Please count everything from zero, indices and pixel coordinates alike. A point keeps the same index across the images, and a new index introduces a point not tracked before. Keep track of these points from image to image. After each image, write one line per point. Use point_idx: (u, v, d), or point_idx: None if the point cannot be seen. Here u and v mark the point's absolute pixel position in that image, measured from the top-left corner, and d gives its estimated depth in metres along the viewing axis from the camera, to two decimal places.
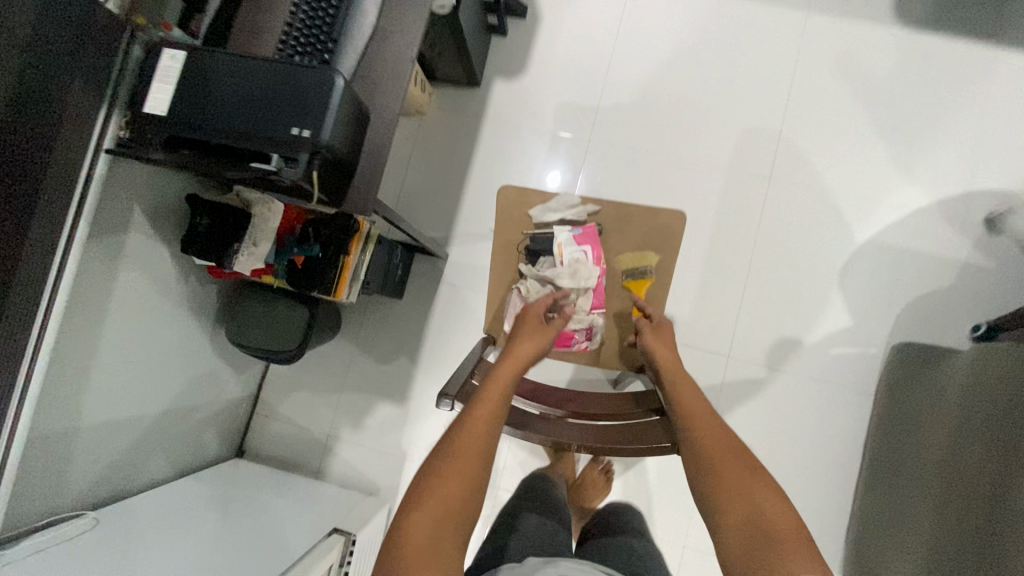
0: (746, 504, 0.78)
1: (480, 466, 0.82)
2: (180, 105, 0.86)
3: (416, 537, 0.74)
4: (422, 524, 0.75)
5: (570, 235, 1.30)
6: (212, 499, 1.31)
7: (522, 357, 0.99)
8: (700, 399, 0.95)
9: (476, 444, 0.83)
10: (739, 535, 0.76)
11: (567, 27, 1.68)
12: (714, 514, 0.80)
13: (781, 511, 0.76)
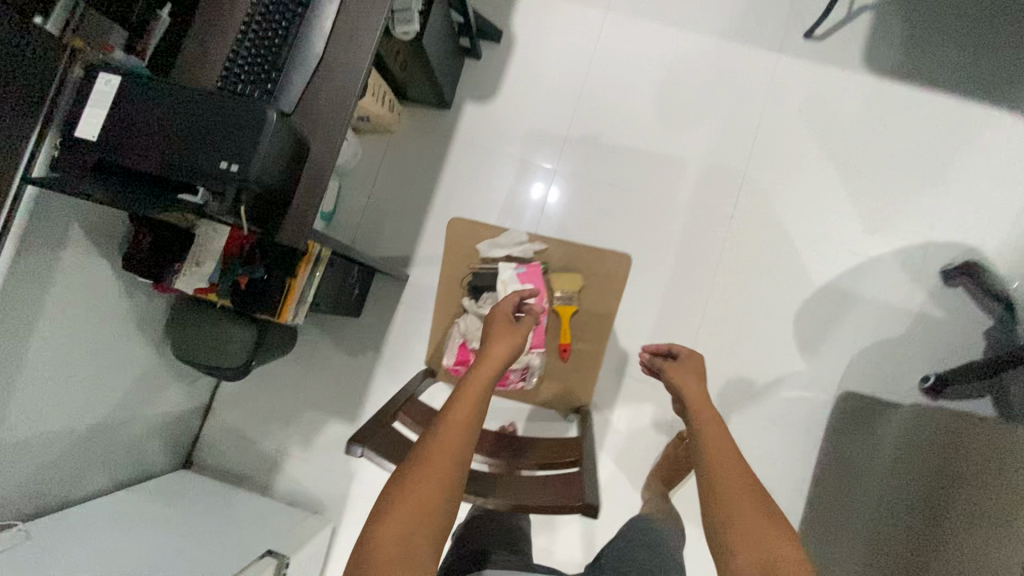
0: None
1: (453, 477, 0.71)
2: (111, 131, 0.85)
3: (380, 552, 0.64)
4: (388, 536, 0.66)
5: (514, 272, 1.12)
6: (146, 513, 1.29)
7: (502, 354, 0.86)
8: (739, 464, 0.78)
9: (449, 450, 0.73)
10: None
11: (541, 53, 1.68)
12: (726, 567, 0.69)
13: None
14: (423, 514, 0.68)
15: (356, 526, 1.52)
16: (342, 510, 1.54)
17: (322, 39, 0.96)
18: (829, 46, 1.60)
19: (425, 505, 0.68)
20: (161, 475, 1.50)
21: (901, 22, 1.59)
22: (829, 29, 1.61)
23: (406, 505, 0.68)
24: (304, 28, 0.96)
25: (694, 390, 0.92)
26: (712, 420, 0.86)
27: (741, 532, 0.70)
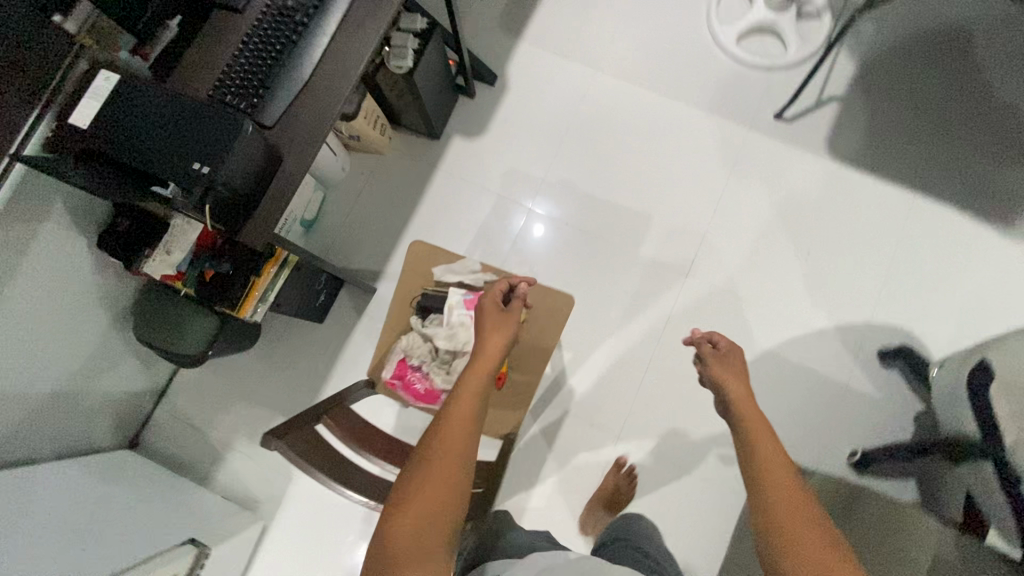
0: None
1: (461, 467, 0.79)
2: (100, 121, 0.93)
3: (401, 541, 0.70)
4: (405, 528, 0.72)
5: (461, 296, 1.15)
6: (83, 485, 1.32)
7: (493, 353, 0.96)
8: (779, 453, 0.86)
9: (454, 447, 0.80)
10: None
11: (531, 99, 1.80)
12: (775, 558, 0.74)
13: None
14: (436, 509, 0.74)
15: (288, 528, 1.55)
16: (276, 510, 1.56)
17: (308, 67, 1.06)
18: (796, 128, 1.72)
19: (435, 498, 0.75)
20: (105, 452, 1.53)
21: (864, 115, 1.71)
22: (797, 113, 1.73)
23: (417, 504, 0.73)
24: (295, 53, 1.06)
25: (737, 389, 0.98)
26: (756, 418, 0.92)
27: (786, 513, 0.77)
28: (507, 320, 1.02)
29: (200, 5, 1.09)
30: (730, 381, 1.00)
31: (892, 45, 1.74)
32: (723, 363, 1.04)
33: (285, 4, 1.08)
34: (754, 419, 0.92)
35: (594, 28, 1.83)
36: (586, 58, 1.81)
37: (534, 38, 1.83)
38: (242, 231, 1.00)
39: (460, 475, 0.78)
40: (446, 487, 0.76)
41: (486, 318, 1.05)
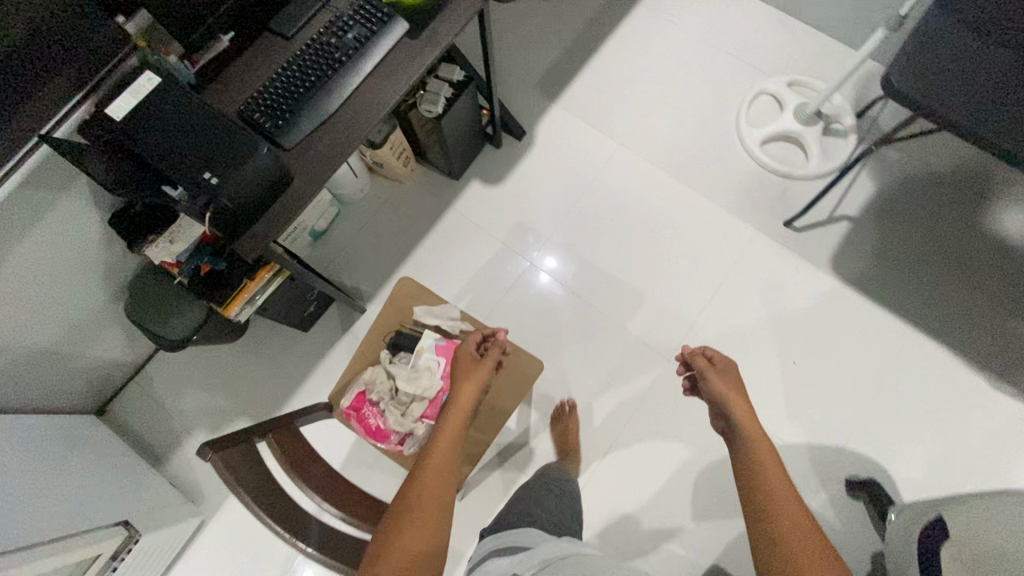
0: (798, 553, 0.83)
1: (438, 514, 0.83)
2: (133, 116, 1.00)
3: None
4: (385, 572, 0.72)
5: (434, 342, 1.18)
6: (41, 440, 1.35)
7: (462, 406, 1.04)
8: (776, 462, 0.98)
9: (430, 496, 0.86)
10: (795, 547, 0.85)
11: (553, 160, 1.86)
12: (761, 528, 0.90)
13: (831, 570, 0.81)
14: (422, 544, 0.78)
15: (224, 529, 1.54)
16: (218, 506, 1.56)
17: (336, 103, 1.13)
18: (803, 239, 1.74)
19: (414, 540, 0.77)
20: (70, 413, 1.56)
21: (873, 239, 1.72)
22: (807, 225, 1.75)
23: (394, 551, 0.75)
24: (329, 88, 1.14)
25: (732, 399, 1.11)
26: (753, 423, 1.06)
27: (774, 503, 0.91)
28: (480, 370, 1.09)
29: (253, 24, 1.17)
30: (731, 398, 1.12)
31: (913, 177, 1.77)
32: (722, 378, 1.16)
33: (329, 41, 1.16)
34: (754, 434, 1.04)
35: (627, 105, 1.90)
36: (614, 131, 1.88)
37: (568, 103, 1.91)
38: (238, 241, 1.05)
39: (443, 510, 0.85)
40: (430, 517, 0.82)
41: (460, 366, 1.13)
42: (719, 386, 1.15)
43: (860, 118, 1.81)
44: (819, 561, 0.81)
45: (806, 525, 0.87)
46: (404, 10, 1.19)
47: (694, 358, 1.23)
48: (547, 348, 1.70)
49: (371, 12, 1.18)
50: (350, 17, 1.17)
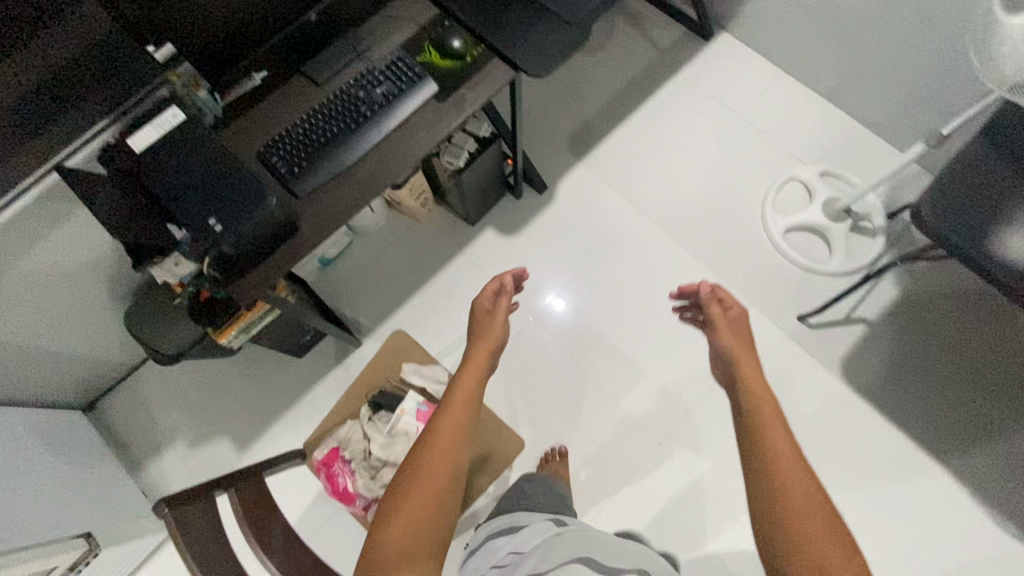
0: (798, 516, 0.72)
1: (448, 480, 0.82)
2: (153, 151, 1.01)
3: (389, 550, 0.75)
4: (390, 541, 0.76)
5: (416, 405, 1.15)
6: (22, 437, 1.36)
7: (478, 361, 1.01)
8: (775, 404, 0.84)
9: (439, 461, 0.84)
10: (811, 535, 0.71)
11: (571, 219, 1.85)
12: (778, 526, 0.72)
13: (829, 540, 0.71)
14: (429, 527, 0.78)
15: None
16: None
17: (353, 157, 1.13)
18: (815, 336, 1.68)
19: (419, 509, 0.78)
20: (57, 408, 1.57)
21: (889, 348, 1.66)
22: (822, 322, 1.69)
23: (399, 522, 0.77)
24: (349, 141, 1.13)
25: (736, 349, 0.97)
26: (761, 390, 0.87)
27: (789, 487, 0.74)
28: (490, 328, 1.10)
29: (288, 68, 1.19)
30: (737, 350, 0.97)
31: (940, 287, 1.70)
32: (731, 328, 1.02)
33: (357, 94, 1.16)
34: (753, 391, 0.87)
35: (653, 174, 1.89)
36: (636, 199, 1.86)
37: (595, 165, 1.90)
38: (235, 283, 1.06)
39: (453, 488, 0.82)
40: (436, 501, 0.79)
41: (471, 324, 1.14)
42: (724, 331, 1.01)
43: (891, 220, 1.76)
44: (804, 509, 0.72)
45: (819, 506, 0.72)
46: (436, 73, 1.19)
47: (706, 303, 1.06)
48: (535, 410, 1.67)
49: (402, 70, 1.18)
50: (382, 72, 1.18)
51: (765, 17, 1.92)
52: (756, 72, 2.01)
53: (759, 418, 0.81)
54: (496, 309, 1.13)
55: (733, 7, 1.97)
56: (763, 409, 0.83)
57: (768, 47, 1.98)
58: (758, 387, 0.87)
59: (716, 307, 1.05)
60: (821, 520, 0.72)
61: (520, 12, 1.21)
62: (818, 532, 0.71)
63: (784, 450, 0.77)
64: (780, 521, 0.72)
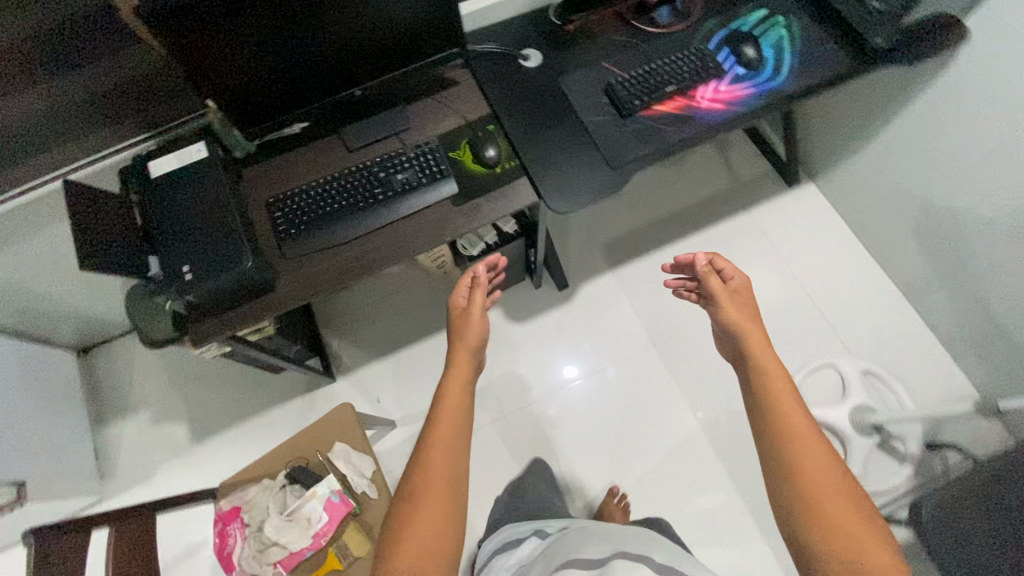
0: (822, 494, 0.71)
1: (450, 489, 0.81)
2: (162, 181, 1.04)
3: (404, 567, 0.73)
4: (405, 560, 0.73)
5: (326, 494, 1.13)
6: (12, 369, 1.46)
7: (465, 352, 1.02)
8: (788, 383, 0.82)
9: (438, 470, 0.82)
10: (842, 515, 0.69)
11: (580, 326, 1.79)
12: (795, 506, 0.71)
13: (857, 514, 0.69)
14: (435, 532, 0.77)
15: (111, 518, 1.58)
16: (119, 491, 1.61)
17: (351, 235, 1.12)
18: None
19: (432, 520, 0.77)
20: (55, 346, 1.68)
21: None
22: None
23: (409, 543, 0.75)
24: (353, 217, 1.13)
25: (748, 326, 0.91)
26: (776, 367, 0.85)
27: (804, 470, 0.72)
28: (472, 321, 1.07)
29: (325, 128, 1.21)
30: (742, 324, 0.92)
31: None
32: (737, 300, 0.97)
33: (377, 174, 1.15)
34: (760, 369, 0.85)
35: (679, 310, 1.79)
36: (654, 330, 1.78)
37: (624, 280, 1.83)
38: (197, 323, 1.07)
39: (455, 491, 0.82)
40: (444, 502, 0.79)
41: (454, 315, 1.11)
42: (727, 309, 0.94)
43: (927, 451, 1.54)
44: (826, 481, 0.71)
45: (835, 468, 0.72)
46: (461, 174, 1.16)
47: (706, 276, 1.00)
48: (476, 511, 1.60)
49: (429, 163, 1.15)
50: (409, 158, 1.16)
51: (854, 186, 1.77)
52: (832, 237, 1.85)
53: (771, 412, 0.79)
54: (472, 304, 1.09)
55: (826, 163, 1.83)
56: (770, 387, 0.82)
57: (851, 215, 1.82)
58: (769, 366, 0.85)
59: (712, 274, 1.01)
60: (846, 504, 0.70)
61: (565, 140, 1.17)
62: (848, 511, 0.69)
63: (796, 424, 0.77)
64: (809, 517, 0.70)
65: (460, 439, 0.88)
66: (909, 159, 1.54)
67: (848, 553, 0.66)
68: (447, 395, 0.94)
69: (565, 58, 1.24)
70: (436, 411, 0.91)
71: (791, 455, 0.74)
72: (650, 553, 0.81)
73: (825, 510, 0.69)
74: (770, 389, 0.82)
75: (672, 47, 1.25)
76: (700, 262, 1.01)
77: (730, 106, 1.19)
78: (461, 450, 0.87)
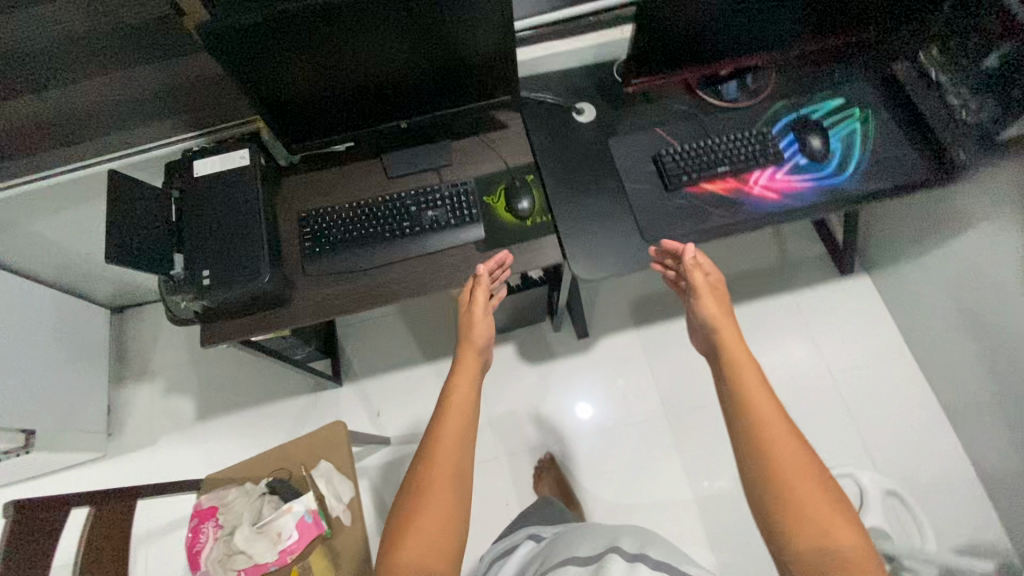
0: (792, 485, 0.72)
1: (454, 487, 0.81)
2: (202, 183, 1.07)
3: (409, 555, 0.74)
4: (412, 549, 0.75)
5: (301, 512, 1.12)
6: (49, 319, 1.55)
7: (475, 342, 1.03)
8: (761, 378, 0.83)
9: (442, 461, 0.83)
10: (813, 500, 0.71)
11: (592, 377, 1.75)
12: (766, 499, 0.73)
13: (825, 499, 0.71)
14: (437, 530, 0.76)
15: (110, 474, 1.65)
16: (122, 450, 1.68)
17: (371, 261, 1.12)
18: None
19: (434, 513, 0.78)
20: (93, 301, 1.77)
21: None
22: None
23: (413, 532, 0.76)
24: (378, 244, 1.13)
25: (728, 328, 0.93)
26: (751, 369, 0.85)
27: (778, 462, 0.74)
28: (476, 317, 1.04)
29: (369, 150, 1.22)
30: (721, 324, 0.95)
31: None
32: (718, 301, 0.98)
33: (409, 205, 1.15)
34: (733, 367, 0.86)
35: (698, 382, 1.72)
36: (668, 397, 1.71)
37: (647, 340, 1.78)
38: (209, 322, 1.09)
39: (460, 484, 0.82)
40: (448, 499, 0.79)
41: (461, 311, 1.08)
42: (709, 310, 0.96)
43: None
44: (794, 467, 0.73)
45: (802, 452, 0.75)
46: (491, 220, 1.14)
47: (690, 273, 1.00)
48: None
49: (461, 204, 1.14)
50: (442, 195, 1.15)
51: (910, 288, 1.65)
52: (877, 337, 1.74)
53: (743, 405, 0.80)
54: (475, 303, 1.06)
55: (884, 258, 1.72)
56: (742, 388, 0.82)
57: (903, 318, 1.71)
58: (742, 365, 0.86)
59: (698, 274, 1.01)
60: (817, 491, 0.71)
61: (602, 203, 1.14)
62: (819, 500, 0.70)
63: (764, 411, 0.78)
64: (786, 511, 0.71)
65: (467, 429, 0.88)
66: (965, 278, 1.42)
67: (820, 542, 0.68)
68: (456, 386, 0.94)
69: (620, 120, 1.21)
70: (444, 406, 0.91)
71: (763, 446, 0.75)
72: (647, 550, 0.78)
73: (796, 502, 0.71)
74: (742, 383, 0.83)
75: (733, 125, 1.20)
76: (688, 255, 1.00)
77: (783, 197, 1.13)
78: (468, 444, 0.87)
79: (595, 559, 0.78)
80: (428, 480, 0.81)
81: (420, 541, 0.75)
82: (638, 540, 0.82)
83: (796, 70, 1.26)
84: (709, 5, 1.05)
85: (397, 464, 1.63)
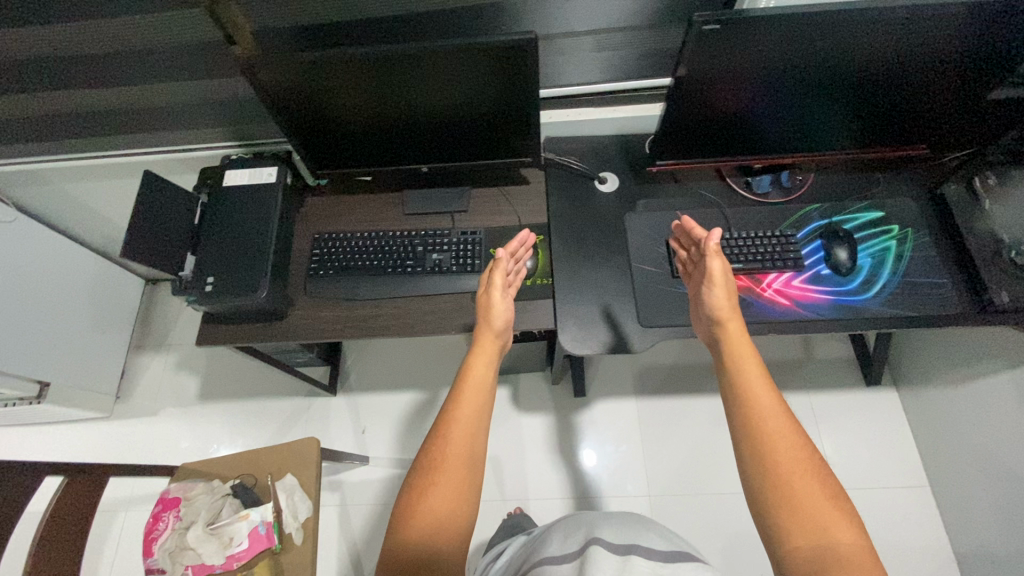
0: (793, 481, 0.69)
1: (468, 469, 0.79)
2: (229, 192, 1.14)
3: (421, 529, 0.73)
4: (425, 525, 0.74)
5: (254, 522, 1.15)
6: (88, 280, 1.67)
7: (490, 317, 0.98)
8: (768, 384, 0.79)
9: (456, 442, 0.80)
10: (813, 496, 0.68)
11: (581, 437, 1.70)
12: (760, 498, 0.70)
13: (827, 497, 0.68)
14: (447, 508, 0.75)
15: (111, 433, 1.74)
16: (126, 414, 1.77)
17: (369, 293, 1.14)
18: None
19: (448, 492, 0.76)
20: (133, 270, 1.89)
21: None
22: None
23: (426, 511, 0.74)
24: (379, 278, 1.15)
25: (740, 333, 0.87)
26: (758, 375, 0.80)
27: (780, 457, 0.71)
28: (494, 300, 0.99)
29: (393, 183, 1.26)
30: (733, 323, 0.88)
31: None
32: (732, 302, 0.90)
33: (417, 245, 1.17)
34: (738, 370, 0.81)
35: (690, 465, 1.64)
36: (656, 474, 1.63)
37: (645, 412, 1.72)
38: (208, 321, 1.14)
39: (472, 466, 0.80)
40: (462, 479, 0.77)
41: (479, 294, 1.05)
42: (721, 303, 0.89)
43: None
44: (793, 461, 0.71)
45: (804, 450, 0.72)
46: None
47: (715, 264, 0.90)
48: None
49: (466, 253, 1.15)
50: (451, 241, 1.16)
51: (939, 419, 1.52)
52: (894, 459, 1.61)
53: (748, 409, 0.77)
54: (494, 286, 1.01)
55: (916, 378, 1.60)
56: (745, 389, 0.78)
57: (927, 447, 1.57)
58: (746, 367, 0.81)
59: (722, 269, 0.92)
60: (818, 489, 0.68)
61: (604, 278, 1.12)
62: (818, 499, 0.67)
63: (768, 410, 0.75)
64: (783, 510, 0.68)
65: (482, 414, 0.85)
66: (997, 420, 1.30)
67: (817, 538, 0.65)
68: (471, 368, 0.91)
69: (641, 196, 1.20)
70: (458, 385, 0.88)
71: (765, 445, 0.72)
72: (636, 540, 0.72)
73: (794, 496, 0.68)
74: (742, 384, 0.79)
75: (758, 222, 1.16)
76: (713, 240, 0.89)
77: (796, 305, 1.08)
78: (482, 426, 0.84)
79: (575, 554, 0.71)
80: (441, 460, 0.78)
81: (433, 518, 0.74)
82: (623, 529, 0.75)
83: (836, 174, 1.21)
84: (751, 98, 1.01)
85: (371, 485, 1.63)
